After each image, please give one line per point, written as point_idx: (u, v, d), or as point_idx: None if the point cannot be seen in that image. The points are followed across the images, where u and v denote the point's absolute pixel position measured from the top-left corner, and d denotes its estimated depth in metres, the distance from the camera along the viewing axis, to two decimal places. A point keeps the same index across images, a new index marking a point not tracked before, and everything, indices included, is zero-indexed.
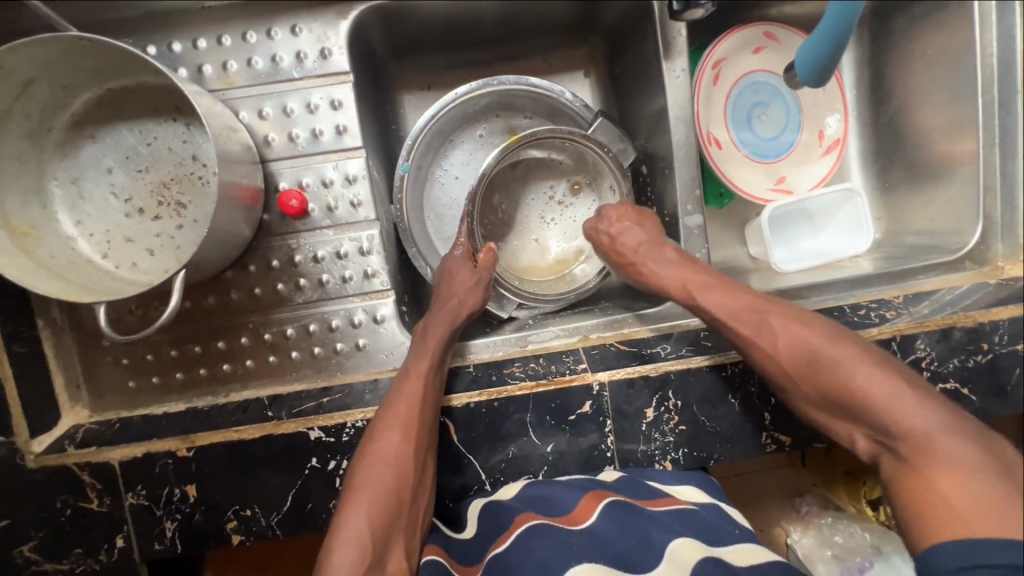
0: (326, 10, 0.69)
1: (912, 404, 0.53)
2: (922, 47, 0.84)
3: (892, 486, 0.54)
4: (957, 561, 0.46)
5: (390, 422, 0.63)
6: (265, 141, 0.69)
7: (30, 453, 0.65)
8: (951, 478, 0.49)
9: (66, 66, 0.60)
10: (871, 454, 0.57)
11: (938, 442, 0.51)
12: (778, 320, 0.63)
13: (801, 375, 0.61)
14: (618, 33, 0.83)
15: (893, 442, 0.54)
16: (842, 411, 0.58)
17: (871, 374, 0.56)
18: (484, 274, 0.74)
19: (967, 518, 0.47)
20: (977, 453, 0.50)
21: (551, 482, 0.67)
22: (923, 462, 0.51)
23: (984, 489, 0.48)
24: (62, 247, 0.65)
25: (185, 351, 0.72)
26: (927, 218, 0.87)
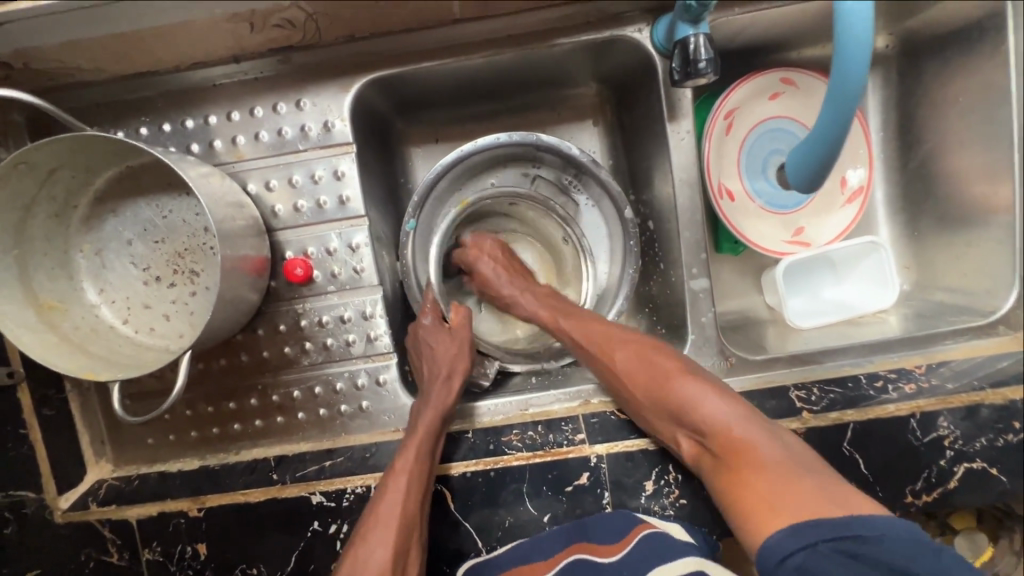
0: (330, 84, 0.70)
1: (712, 400, 0.60)
2: (955, 93, 0.79)
3: (716, 482, 0.59)
4: (777, 553, 0.50)
5: (378, 520, 0.62)
6: (272, 212, 0.72)
7: (58, 509, 0.70)
8: (759, 472, 0.55)
9: (87, 153, 0.64)
10: (695, 457, 0.62)
11: (744, 433, 0.58)
12: (621, 344, 0.68)
13: (647, 396, 0.64)
14: (626, 87, 0.81)
15: (708, 443, 0.59)
16: (668, 422, 0.63)
17: (684, 383, 0.62)
18: (466, 341, 0.75)
19: (779, 512, 0.52)
20: (771, 446, 0.57)
21: (531, 536, 0.67)
22: (737, 463, 0.57)
23: (786, 481, 0.53)
24: (87, 316, 0.69)
25: (199, 411, 0.75)
26: (958, 275, 0.82)
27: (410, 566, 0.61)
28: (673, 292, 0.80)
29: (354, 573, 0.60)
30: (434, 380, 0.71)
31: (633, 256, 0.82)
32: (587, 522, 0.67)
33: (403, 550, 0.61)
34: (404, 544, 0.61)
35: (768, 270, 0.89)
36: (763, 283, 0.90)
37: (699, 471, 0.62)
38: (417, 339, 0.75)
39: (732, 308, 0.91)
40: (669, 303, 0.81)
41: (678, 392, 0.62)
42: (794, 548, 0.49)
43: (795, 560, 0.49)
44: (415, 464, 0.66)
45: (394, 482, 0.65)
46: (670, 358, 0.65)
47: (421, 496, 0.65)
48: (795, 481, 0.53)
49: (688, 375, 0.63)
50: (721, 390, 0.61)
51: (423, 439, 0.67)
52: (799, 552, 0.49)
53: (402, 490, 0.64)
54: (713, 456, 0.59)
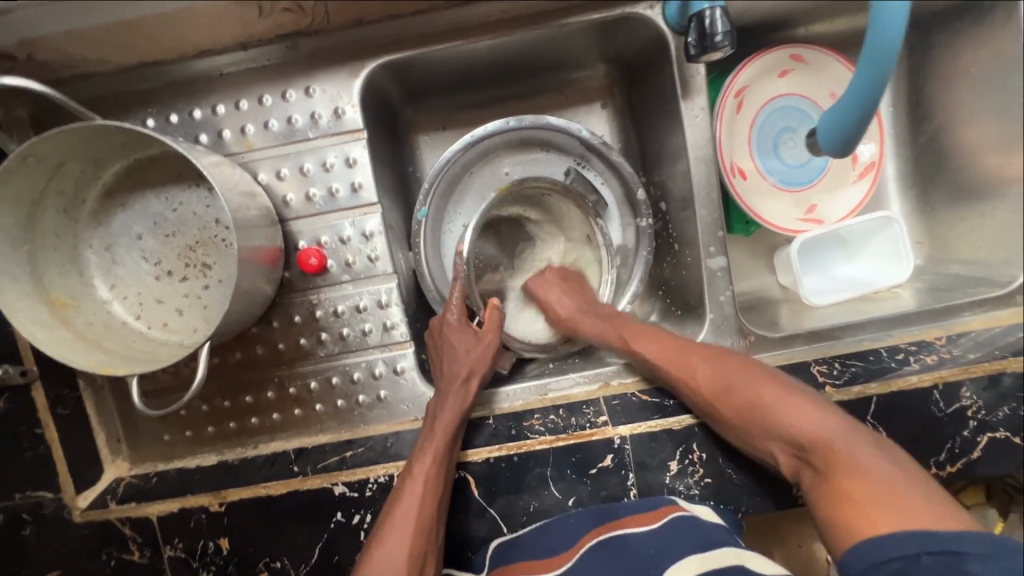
0: (339, 70, 0.69)
1: (837, 421, 0.60)
2: (966, 63, 0.79)
3: (818, 497, 0.58)
4: (872, 557, 0.51)
5: (393, 523, 0.62)
6: (284, 201, 0.71)
7: (76, 509, 0.68)
8: (861, 488, 0.55)
9: (95, 145, 0.63)
10: (793, 472, 0.62)
11: (846, 446, 0.58)
12: (699, 357, 0.68)
13: (723, 406, 0.65)
14: (636, 67, 0.81)
15: (809, 455, 0.60)
16: (764, 437, 0.63)
17: (781, 401, 0.62)
18: (488, 345, 0.72)
19: (879, 520, 0.52)
20: (882, 459, 0.57)
21: (562, 516, 0.67)
22: (837, 475, 0.57)
23: (885, 484, 0.54)
24: (99, 312, 0.68)
25: (215, 406, 0.74)
26: (973, 247, 0.82)
27: (427, 566, 0.62)
28: (688, 272, 0.79)
29: (369, 571, 0.60)
30: (453, 381, 0.69)
31: (646, 237, 0.82)
32: (617, 507, 0.66)
33: (421, 550, 0.61)
34: (422, 545, 0.61)
35: (781, 249, 0.89)
36: (775, 264, 0.90)
37: (798, 483, 0.62)
38: (438, 335, 0.73)
39: (746, 288, 0.90)
40: (685, 284, 0.81)
41: (789, 418, 0.61)
42: (893, 556, 0.50)
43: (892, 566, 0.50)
44: (433, 467, 0.64)
45: (413, 481, 0.64)
46: (767, 377, 0.64)
47: (438, 498, 0.64)
48: (900, 492, 0.54)
49: (782, 390, 0.63)
50: (825, 408, 0.61)
51: (442, 442, 0.66)
52: (894, 561, 0.50)
53: (418, 493, 0.63)
54: (812, 470, 0.59)
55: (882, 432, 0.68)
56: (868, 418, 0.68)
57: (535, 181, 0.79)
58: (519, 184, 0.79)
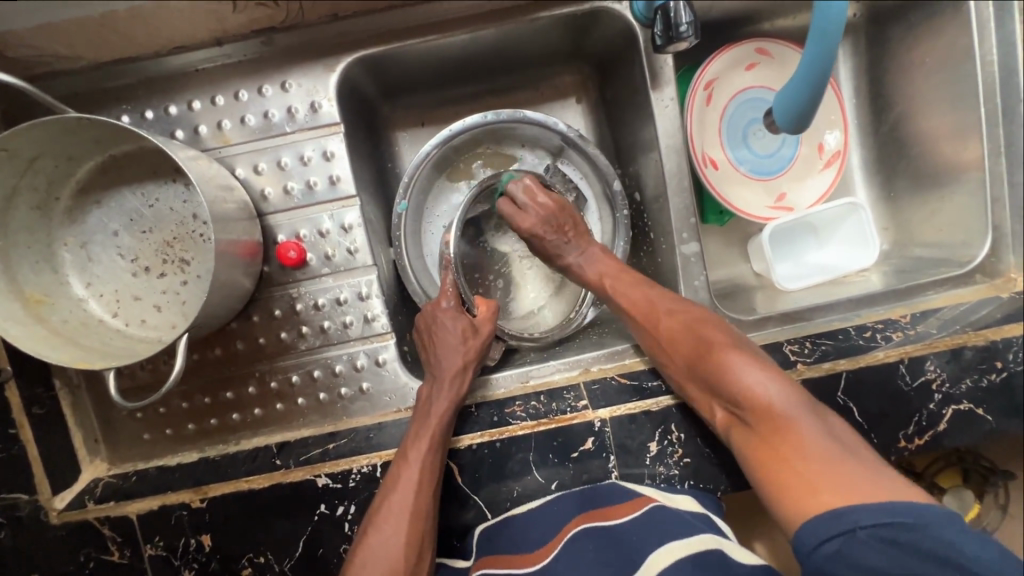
0: (315, 64, 0.70)
1: (780, 385, 0.59)
2: (920, 54, 0.82)
3: (751, 455, 0.59)
4: (813, 539, 0.50)
5: (390, 511, 0.62)
6: (262, 195, 0.71)
7: (53, 510, 0.67)
8: (792, 448, 0.55)
9: (68, 141, 0.63)
10: (728, 426, 0.62)
11: (787, 412, 0.57)
12: (667, 312, 0.70)
13: (683, 359, 0.66)
14: (608, 61, 0.83)
15: (743, 412, 0.60)
16: (707, 391, 0.64)
17: (735, 356, 0.62)
18: (478, 336, 0.73)
19: (819, 496, 0.51)
20: (819, 430, 0.55)
21: (545, 502, 0.68)
22: (768, 427, 0.57)
23: (822, 451, 0.54)
24: (74, 309, 0.68)
25: (195, 402, 0.73)
26: (934, 229, 0.85)
27: (423, 553, 0.62)
28: (664, 259, 0.81)
29: (365, 557, 0.60)
30: (449, 370, 0.69)
31: (623, 227, 0.83)
32: (600, 488, 0.68)
33: (417, 537, 0.62)
34: (417, 534, 0.62)
35: (753, 238, 0.91)
36: (749, 252, 0.92)
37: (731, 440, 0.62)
38: (432, 322, 0.73)
39: (722, 277, 0.93)
40: (661, 271, 0.82)
41: (735, 371, 0.61)
42: (833, 533, 0.49)
43: (832, 544, 0.49)
44: (428, 456, 0.65)
45: (407, 471, 0.64)
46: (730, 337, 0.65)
47: (433, 487, 0.64)
48: (841, 469, 0.52)
49: (732, 347, 0.63)
50: (778, 372, 0.60)
51: (436, 430, 0.66)
52: (839, 537, 0.49)
53: (414, 481, 0.64)
54: (744, 425, 0.60)
55: (853, 408, 0.70)
56: (839, 394, 0.70)
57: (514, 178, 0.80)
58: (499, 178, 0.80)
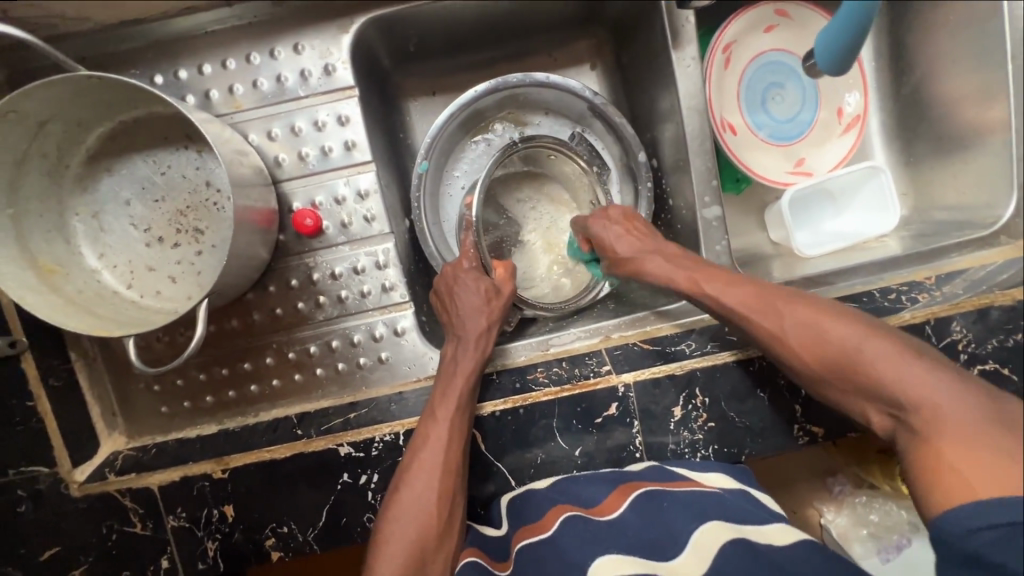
0: (328, 26, 0.68)
1: (939, 379, 0.52)
2: (945, 13, 0.80)
3: (907, 459, 0.53)
4: (966, 524, 0.46)
5: (421, 471, 0.62)
6: (276, 162, 0.69)
7: (74, 482, 0.67)
8: (961, 448, 0.48)
9: (77, 104, 0.61)
10: (888, 432, 0.56)
11: (956, 411, 0.50)
12: (789, 306, 0.62)
13: (813, 357, 0.59)
14: (625, 23, 0.81)
15: (905, 417, 0.53)
16: (859, 395, 0.57)
17: (884, 353, 0.55)
18: (499, 294, 0.72)
19: (976, 486, 0.47)
20: (993, 427, 0.48)
21: (575, 478, 0.66)
22: (936, 435, 0.50)
23: (996, 449, 0.47)
24: (89, 280, 0.66)
25: (213, 374, 0.73)
26: (957, 192, 0.84)
27: (455, 511, 0.62)
28: (684, 226, 0.80)
29: (397, 514, 0.60)
30: (474, 331, 0.68)
31: (645, 199, 0.82)
32: (631, 472, 0.66)
33: (448, 494, 0.62)
34: (449, 491, 0.62)
35: (771, 205, 0.90)
36: (766, 220, 0.91)
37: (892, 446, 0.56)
38: (452, 281, 0.71)
39: (739, 245, 0.92)
40: (680, 238, 0.81)
41: (887, 370, 0.55)
42: (997, 522, 0.45)
43: (992, 533, 0.45)
44: (456, 416, 0.64)
45: (435, 430, 0.63)
46: (879, 329, 0.58)
47: (462, 446, 0.64)
48: (1007, 457, 0.47)
49: (879, 341, 0.56)
50: (939, 368, 0.54)
51: (464, 389, 0.65)
52: (1003, 526, 0.45)
53: (444, 440, 0.63)
54: (904, 428, 0.54)
55: None
56: None
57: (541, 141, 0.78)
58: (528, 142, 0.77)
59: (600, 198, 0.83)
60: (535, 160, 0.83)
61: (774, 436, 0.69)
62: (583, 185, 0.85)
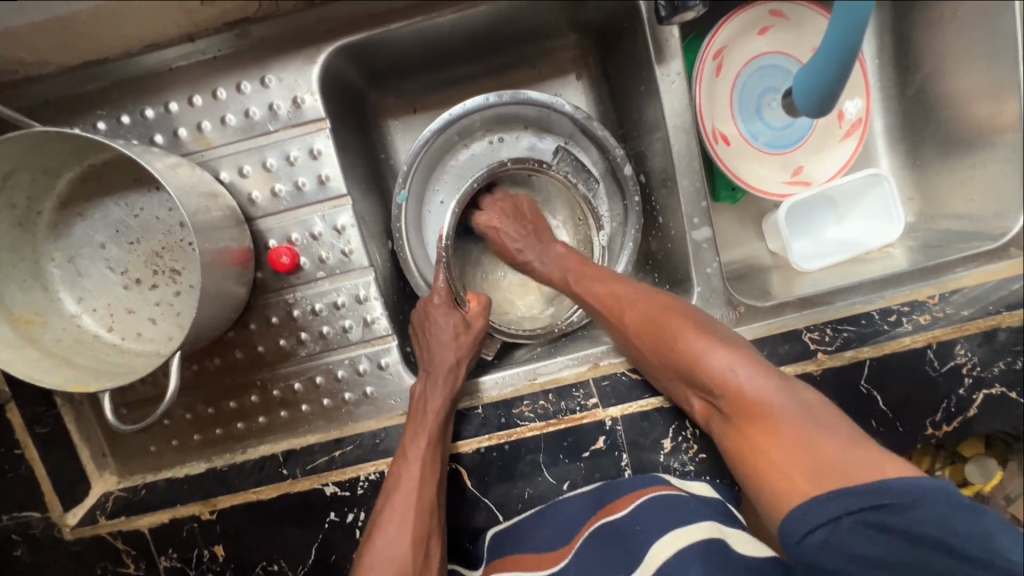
0: (295, 56, 0.66)
1: (736, 364, 0.57)
2: (953, 7, 0.75)
3: (729, 440, 0.58)
4: (799, 529, 0.49)
5: (392, 513, 0.61)
6: (249, 199, 0.68)
7: (66, 526, 0.68)
8: (772, 435, 0.53)
9: (41, 155, 0.60)
10: (706, 416, 0.61)
11: (761, 395, 0.55)
12: (632, 302, 0.66)
13: (652, 347, 0.63)
14: (608, 34, 0.77)
15: (715, 400, 0.58)
16: (683, 384, 0.62)
17: (695, 338, 0.60)
18: (472, 326, 0.71)
19: (795, 482, 0.51)
20: (800, 416, 0.53)
21: (557, 501, 0.66)
22: (745, 419, 0.55)
23: (816, 445, 0.51)
24: (68, 326, 0.66)
25: (199, 413, 0.72)
26: (965, 201, 0.80)
27: (431, 553, 0.61)
28: (674, 245, 0.77)
29: (372, 558, 0.60)
30: (441, 366, 0.67)
31: (634, 214, 0.79)
32: (612, 489, 0.65)
33: (423, 536, 0.60)
34: (424, 532, 0.61)
35: (768, 215, 0.87)
36: (764, 230, 0.88)
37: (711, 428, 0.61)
38: (425, 318, 0.71)
39: (736, 257, 0.88)
40: (671, 257, 0.79)
41: (692, 350, 0.59)
42: (817, 524, 0.48)
43: (819, 534, 0.48)
44: (428, 452, 0.64)
45: (408, 469, 0.63)
46: (686, 317, 0.62)
47: (435, 484, 0.63)
48: (828, 451, 0.51)
49: (690, 340, 0.60)
50: (742, 350, 0.58)
51: (434, 426, 0.65)
52: (823, 527, 0.48)
53: (415, 478, 0.63)
54: (720, 413, 0.58)
55: (877, 396, 0.66)
56: (862, 383, 0.67)
57: (517, 164, 0.75)
58: (503, 169, 0.75)
59: (587, 217, 0.80)
60: (517, 180, 0.81)
61: None
62: (569, 204, 0.82)
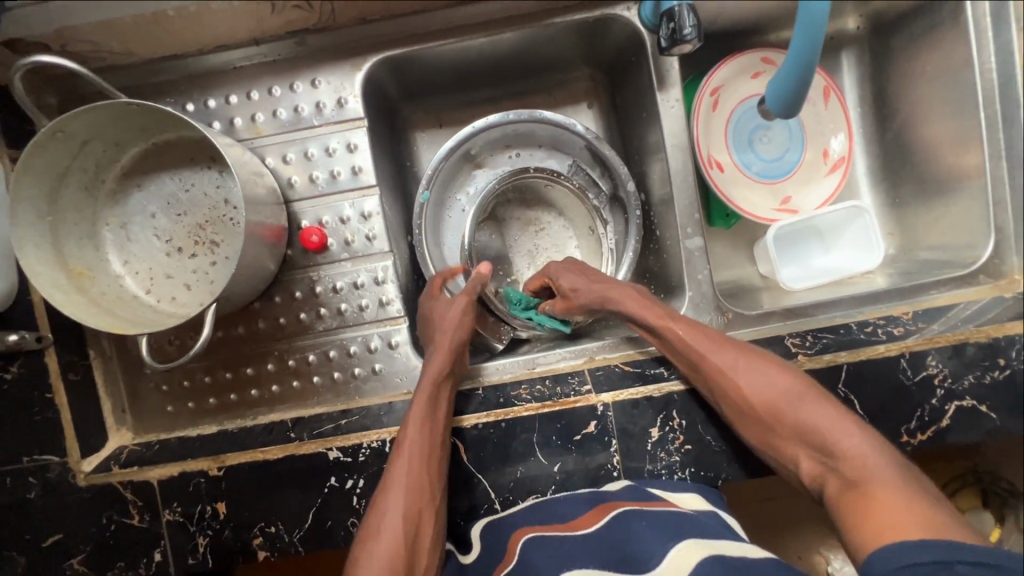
0: (343, 65, 0.76)
1: (853, 432, 0.62)
2: (922, 64, 0.84)
3: (834, 505, 0.60)
4: (897, 559, 0.50)
5: (390, 484, 0.66)
6: (288, 183, 0.76)
7: (80, 472, 0.71)
8: (886, 499, 0.56)
9: (116, 128, 0.69)
10: (814, 477, 0.64)
11: (876, 465, 0.59)
12: (740, 360, 0.68)
13: (766, 409, 0.66)
14: (617, 66, 0.87)
15: (835, 463, 0.61)
16: (797, 444, 0.65)
17: (818, 410, 0.64)
18: (474, 310, 0.77)
19: (903, 528, 0.52)
20: (902, 481, 0.57)
21: (558, 498, 0.69)
22: (866, 485, 0.58)
23: (922, 507, 0.54)
24: (112, 284, 0.73)
25: (217, 378, 0.78)
26: (939, 233, 0.86)
27: (425, 521, 0.65)
28: (669, 257, 0.84)
29: (372, 525, 0.64)
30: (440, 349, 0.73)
31: (634, 227, 0.86)
32: (609, 492, 0.68)
33: (417, 505, 0.65)
34: (417, 502, 0.65)
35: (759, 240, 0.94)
36: (755, 254, 0.94)
37: (817, 489, 0.64)
38: (431, 310, 0.77)
39: (728, 276, 0.94)
40: (667, 268, 0.85)
41: (814, 420, 0.64)
42: (923, 559, 0.49)
43: (924, 568, 0.49)
44: (423, 428, 0.68)
45: (405, 444, 0.67)
46: (804, 384, 0.66)
47: (429, 457, 0.67)
48: (929, 512, 0.54)
49: (828, 411, 0.64)
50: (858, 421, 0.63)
51: (428, 405, 0.69)
52: (930, 562, 0.49)
53: (410, 451, 0.67)
54: (835, 477, 0.61)
55: (854, 400, 0.70)
56: (840, 386, 0.71)
57: (537, 172, 0.87)
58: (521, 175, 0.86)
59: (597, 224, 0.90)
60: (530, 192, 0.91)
61: (749, 461, 0.71)
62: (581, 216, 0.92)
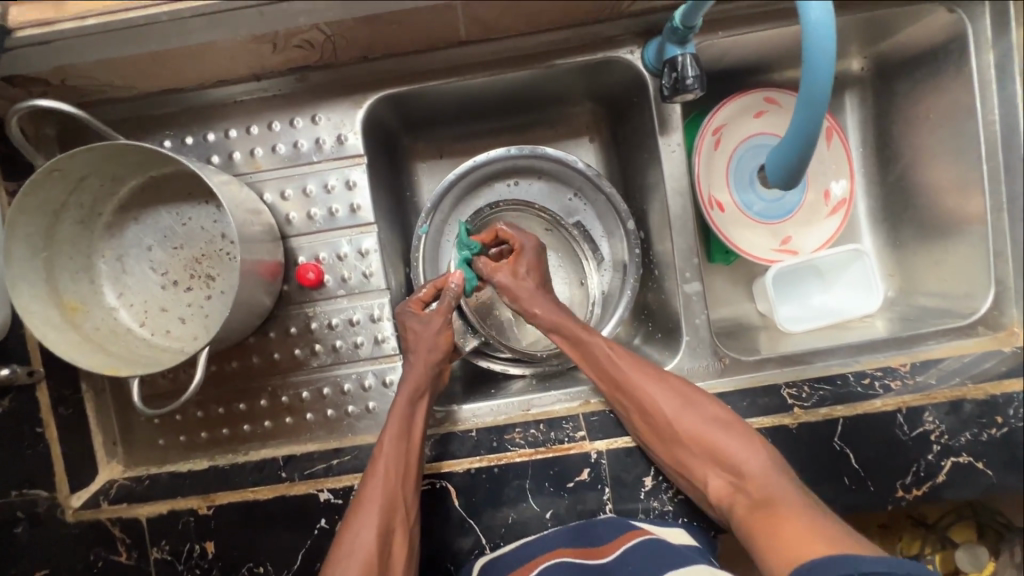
0: (344, 101, 0.76)
1: (753, 455, 0.66)
2: (925, 110, 0.84)
3: (747, 528, 0.63)
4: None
5: (362, 505, 0.65)
6: (287, 219, 0.76)
7: (69, 508, 0.71)
8: (795, 519, 0.60)
9: (115, 164, 0.68)
10: (719, 497, 0.67)
11: (773, 485, 0.63)
12: (665, 384, 0.72)
13: (674, 430, 0.69)
14: (619, 104, 0.86)
15: (742, 486, 0.65)
16: (704, 466, 0.68)
17: (728, 434, 0.68)
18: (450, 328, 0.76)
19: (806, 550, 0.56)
20: (810, 505, 0.61)
21: (551, 533, 0.69)
22: (772, 509, 0.62)
23: (828, 529, 0.58)
24: (106, 317, 0.72)
25: (210, 412, 0.77)
26: (938, 280, 0.86)
27: (396, 545, 0.64)
28: (667, 298, 0.84)
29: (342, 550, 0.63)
30: (415, 370, 0.73)
31: (634, 267, 0.85)
32: (598, 529, 0.68)
33: (388, 530, 0.64)
34: (389, 526, 0.64)
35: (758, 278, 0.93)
36: (754, 291, 0.93)
37: (722, 510, 0.67)
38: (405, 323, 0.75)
39: (726, 314, 0.94)
40: (665, 308, 0.85)
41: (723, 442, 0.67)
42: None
43: None
44: (397, 447, 0.68)
45: (379, 465, 0.67)
46: (717, 408, 0.70)
47: (402, 478, 0.67)
48: (837, 535, 0.57)
49: (731, 429, 0.68)
50: (756, 441, 0.67)
51: (402, 423, 0.69)
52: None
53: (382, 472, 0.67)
54: (744, 499, 0.65)
55: (849, 454, 0.70)
56: (836, 440, 0.71)
57: (539, 212, 0.90)
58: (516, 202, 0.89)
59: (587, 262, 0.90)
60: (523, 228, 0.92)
61: None
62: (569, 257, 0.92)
